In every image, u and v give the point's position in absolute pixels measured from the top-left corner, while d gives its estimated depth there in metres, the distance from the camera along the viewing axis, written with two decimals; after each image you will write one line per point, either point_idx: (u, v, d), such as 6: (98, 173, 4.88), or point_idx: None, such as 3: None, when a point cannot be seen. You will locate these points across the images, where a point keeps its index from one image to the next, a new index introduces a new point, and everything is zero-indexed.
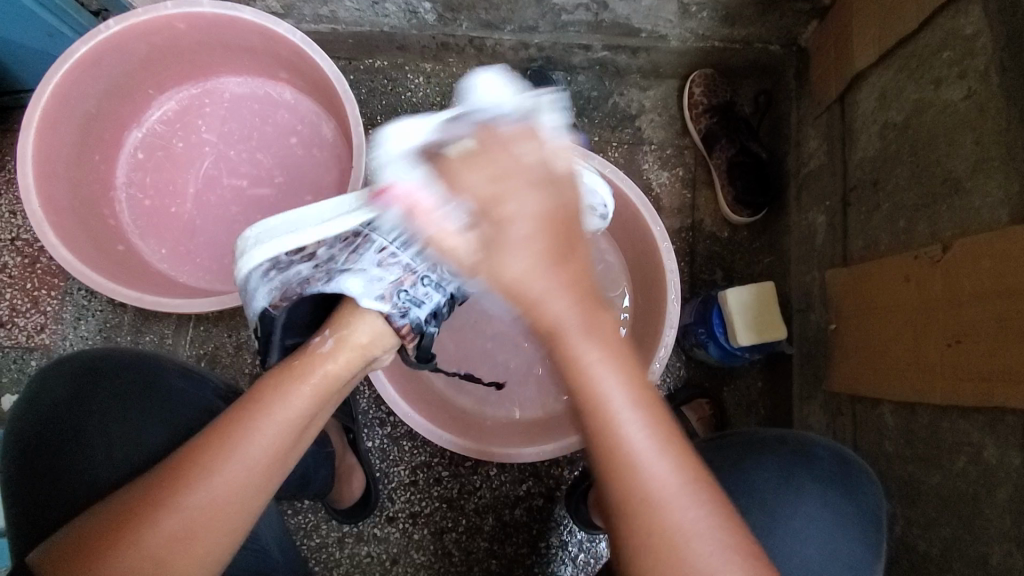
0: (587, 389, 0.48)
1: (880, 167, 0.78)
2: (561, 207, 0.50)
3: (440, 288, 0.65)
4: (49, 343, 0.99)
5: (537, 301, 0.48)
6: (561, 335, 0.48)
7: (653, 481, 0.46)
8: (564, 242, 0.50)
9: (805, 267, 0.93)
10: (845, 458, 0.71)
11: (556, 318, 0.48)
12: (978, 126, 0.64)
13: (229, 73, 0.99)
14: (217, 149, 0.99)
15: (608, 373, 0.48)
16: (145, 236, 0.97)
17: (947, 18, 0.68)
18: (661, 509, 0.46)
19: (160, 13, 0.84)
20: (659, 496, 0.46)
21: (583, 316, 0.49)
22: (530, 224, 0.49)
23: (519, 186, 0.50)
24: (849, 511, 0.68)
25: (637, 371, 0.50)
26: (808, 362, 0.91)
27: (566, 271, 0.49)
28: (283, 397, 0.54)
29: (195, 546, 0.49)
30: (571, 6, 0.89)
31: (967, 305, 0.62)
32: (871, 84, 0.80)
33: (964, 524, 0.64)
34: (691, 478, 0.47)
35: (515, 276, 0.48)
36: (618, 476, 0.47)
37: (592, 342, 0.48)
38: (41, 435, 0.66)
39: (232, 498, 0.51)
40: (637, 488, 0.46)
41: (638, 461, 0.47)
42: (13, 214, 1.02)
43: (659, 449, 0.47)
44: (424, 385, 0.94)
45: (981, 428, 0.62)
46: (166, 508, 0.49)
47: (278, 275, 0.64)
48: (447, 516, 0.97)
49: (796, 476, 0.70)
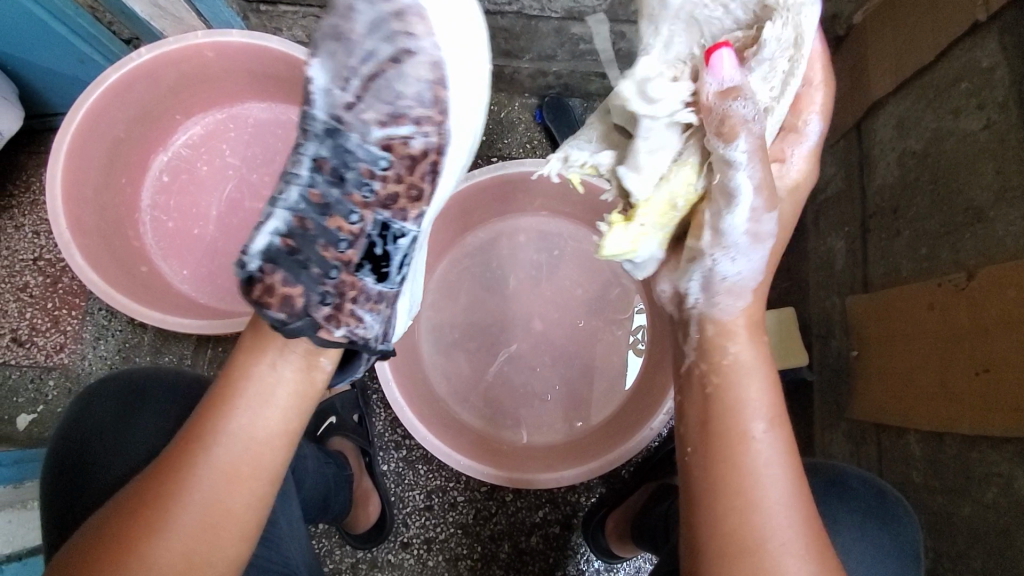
0: (731, 411, 0.55)
1: (900, 195, 0.78)
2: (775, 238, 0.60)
3: (257, 228, 0.58)
4: (68, 362, 1.00)
5: (732, 306, 0.59)
6: (731, 368, 0.57)
7: (769, 511, 0.52)
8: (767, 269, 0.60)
9: (825, 293, 0.93)
10: (880, 489, 0.69)
11: (724, 332, 0.58)
12: (998, 155, 0.64)
13: (253, 99, 1.01)
14: (239, 173, 1.01)
15: (754, 400, 0.56)
16: (168, 258, 0.98)
17: (963, 50, 0.69)
18: (760, 536, 0.51)
19: (190, 42, 0.86)
20: (773, 523, 0.52)
21: (759, 358, 0.58)
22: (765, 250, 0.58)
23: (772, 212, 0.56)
24: (874, 537, 0.67)
25: (786, 436, 0.55)
26: (829, 388, 0.90)
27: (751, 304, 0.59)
28: (244, 381, 0.57)
29: (204, 538, 0.54)
30: (589, 36, 0.91)
31: (993, 334, 0.62)
32: (888, 113, 0.81)
33: (996, 558, 0.62)
34: (800, 512, 0.53)
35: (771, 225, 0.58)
36: (735, 499, 0.53)
37: (752, 352, 0.58)
38: (66, 455, 0.65)
39: (222, 487, 0.54)
40: (757, 515, 0.52)
41: (764, 492, 0.53)
42: (37, 234, 1.04)
43: (785, 482, 0.53)
44: (443, 410, 0.94)
45: (1011, 459, 0.61)
46: (162, 510, 0.53)
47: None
48: (462, 542, 0.95)
49: (821, 501, 0.69)
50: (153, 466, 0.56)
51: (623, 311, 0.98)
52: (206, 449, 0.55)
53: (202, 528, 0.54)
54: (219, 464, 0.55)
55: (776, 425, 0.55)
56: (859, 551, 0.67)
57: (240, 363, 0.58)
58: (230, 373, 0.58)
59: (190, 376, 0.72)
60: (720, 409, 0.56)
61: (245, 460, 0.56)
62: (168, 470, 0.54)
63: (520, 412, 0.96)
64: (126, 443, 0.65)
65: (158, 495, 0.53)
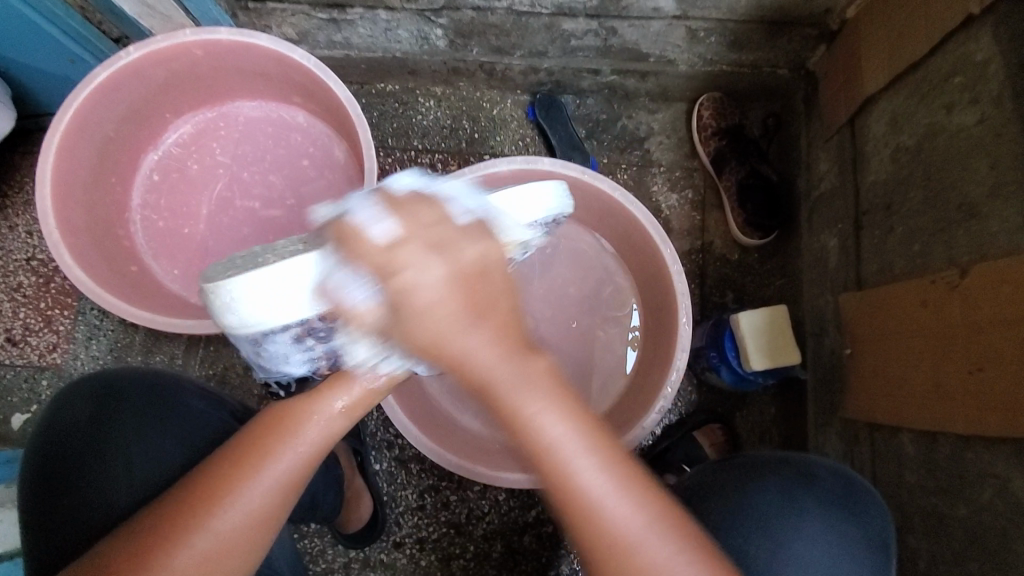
0: (536, 443, 0.48)
1: (893, 191, 0.78)
2: (476, 266, 0.47)
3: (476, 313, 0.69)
4: (60, 363, 1.00)
5: (512, 393, 0.47)
6: (493, 388, 0.48)
7: (621, 521, 0.48)
8: (473, 295, 0.46)
9: (819, 290, 0.93)
10: (849, 479, 0.70)
11: (486, 375, 0.47)
12: (993, 150, 0.63)
13: (243, 98, 1.01)
14: (230, 172, 1.01)
15: (555, 426, 0.48)
16: (158, 257, 0.98)
17: (957, 44, 0.68)
18: (632, 550, 0.48)
19: (178, 40, 0.86)
20: (630, 536, 0.48)
21: (517, 368, 0.48)
22: (451, 307, 0.45)
23: (429, 302, 0.45)
24: (852, 535, 0.67)
25: (619, 452, 0.51)
26: (823, 386, 0.90)
27: (490, 321, 0.47)
28: (305, 425, 0.53)
29: (228, 558, 0.51)
30: (580, 31, 0.90)
31: (988, 332, 0.61)
32: (881, 108, 0.80)
33: (990, 559, 0.61)
34: (658, 513, 0.49)
35: (463, 343, 0.46)
36: (577, 522, 0.49)
37: (531, 366, 0.49)
38: (40, 464, 0.65)
39: (257, 517, 0.51)
40: (607, 531, 0.48)
41: (602, 506, 0.48)
42: (30, 234, 1.03)
43: (620, 491, 0.49)
44: (433, 408, 0.93)
45: (1006, 458, 0.60)
46: (191, 530, 0.50)
47: (313, 343, 0.56)
48: (455, 542, 0.95)
49: (799, 498, 0.68)
50: (184, 484, 0.52)
51: (618, 309, 0.97)
52: (238, 483, 0.51)
53: (206, 564, 0.50)
54: (248, 502, 0.51)
55: (622, 466, 0.50)
56: (829, 543, 0.66)
57: (303, 401, 0.54)
58: (291, 407, 0.54)
59: (161, 376, 0.71)
60: (555, 488, 0.49)
61: (270, 502, 0.52)
62: (191, 494, 0.51)
63: None
64: (107, 446, 0.65)
65: (172, 522, 0.50)
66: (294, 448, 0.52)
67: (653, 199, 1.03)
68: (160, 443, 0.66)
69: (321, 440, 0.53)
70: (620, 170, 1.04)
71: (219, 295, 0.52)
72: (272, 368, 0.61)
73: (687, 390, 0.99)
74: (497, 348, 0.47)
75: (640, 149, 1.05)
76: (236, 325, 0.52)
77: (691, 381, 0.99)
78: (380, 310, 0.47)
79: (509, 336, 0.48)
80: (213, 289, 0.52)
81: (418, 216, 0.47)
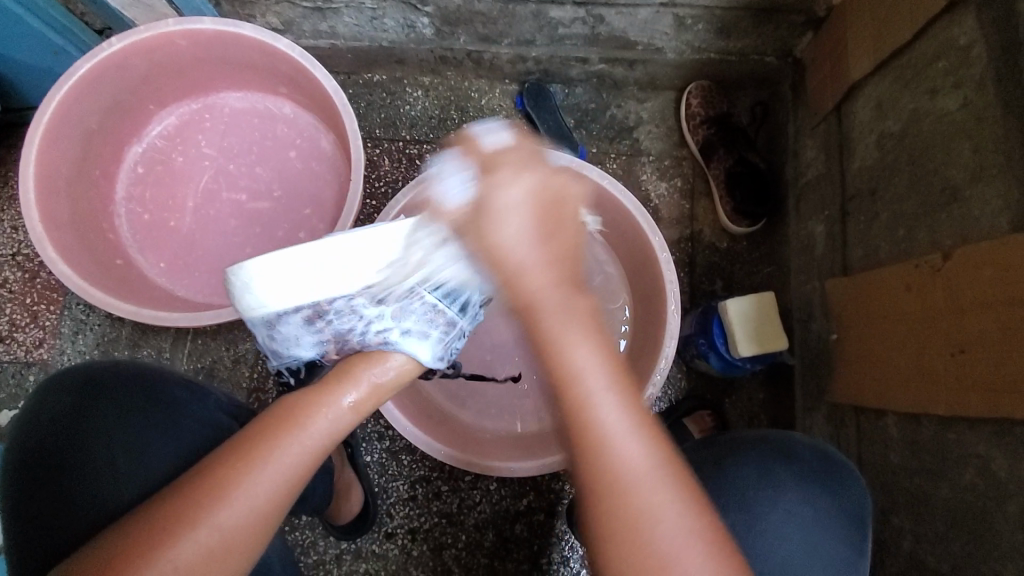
0: (563, 371, 0.49)
1: (878, 177, 0.78)
2: (559, 195, 0.51)
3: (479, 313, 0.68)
4: (47, 358, 0.99)
5: (543, 316, 0.49)
6: (536, 311, 0.49)
7: (628, 462, 0.47)
8: (552, 218, 0.50)
9: (806, 276, 0.93)
10: (826, 454, 0.71)
11: (535, 294, 0.49)
12: (975, 134, 0.64)
13: (228, 88, 1.00)
14: (216, 164, 1.00)
15: (587, 355, 0.49)
16: (144, 251, 0.97)
17: (941, 28, 0.68)
18: (630, 492, 0.47)
19: (161, 30, 0.84)
20: (631, 479, 0.47)
21: (562, 296, 0.50)
22: (524, 210, 0.49)
23: (515, 215, 0.49)
24: (829, 508, 0.68)
25: (637, 401, 0.50)
26: (811, 372, 0.90)
27: (554, 246, 0.50)
28: (315, 418, 0.54)
29: (226, 551, 0.50)
30: (568, 19, 0.90)
31: (971, 314, 0.61)
32: (867, 94, 0.81)
33: (973, 538, 0.62)
34: (664, 463, 0.48)
35: (508, 248, 0.49)
36: (585, 453, 0.48)
37: (576, 298, 0.50)
38: (23, 461, 0.65)
39: (259, 508, 0.51)
40: (608, 468, 0.47)
41: (614, 444, 0.48)
42: (14, 229, 1.02)
43: (635, 432, 0.48)
44: (423, 399, 0.93)
45: (988, 439, 0.61)
46: (188, 522, 0.49)
47: (326, 326, 0.56)
48: (446, 532, 0.95)
49: (775, 472, 0.69)
50: (183, 479, 0.52)
51: (608, 298, 0.97)
52: (244, 474, 0.51)
53: (203, 558, 0.49)
54: (253, 493, 0.51)
55: (637, 417, 0.49)
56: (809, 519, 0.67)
57: (310, 396, 0.55)
58: (296, 402, 0.55)
59: (143, 368, 0.71)
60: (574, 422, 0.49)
61: (276, 495, 0.52)
62: (194, 487, 0.51)
63: (501, 400, 0.96)
64: (92, 441, 0.65)
65: (169, 517, 0.49)
66: (303, 441, 0.53)
67: (643, 188, 1.03)
68: (145, 437, 0.66)
69: (329, 432, 0.55)
70: (609, 159, 1.04)
71: (233, 277, 0.52)
72: (284, 354, 0.61)
73: (677, 378, 0.99)
74: (558, 275, 0.50)
75: (629, 138, 1.05)
76: (253, 308, 0.52)
77: (681, 369, 0.99)
78: (467, 212, 0.52)
79: (565, 266, 0.50)
80: (227, 271, 0.52)
81: (529, 146, 0.54)
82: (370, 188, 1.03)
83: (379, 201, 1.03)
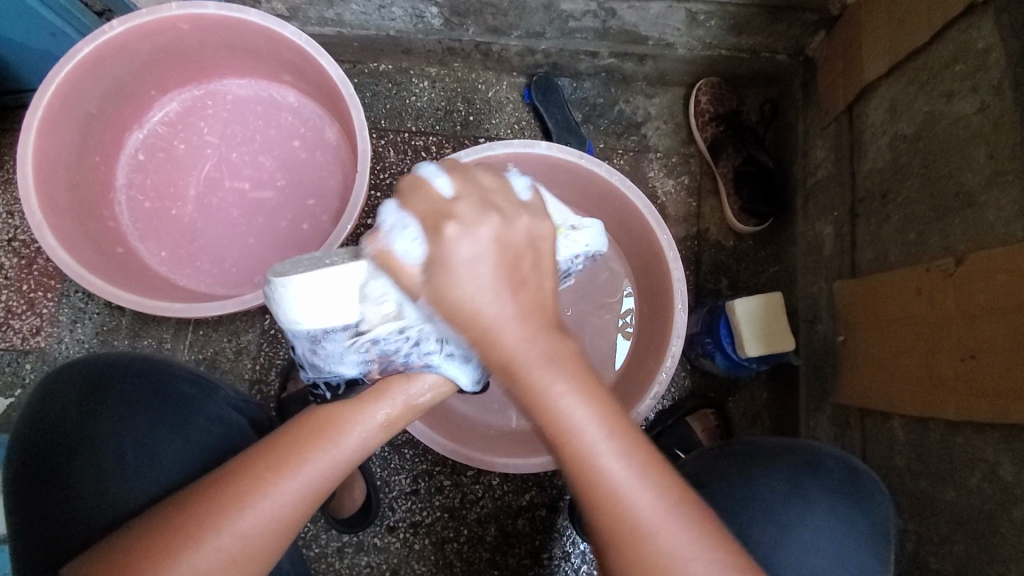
0: (559, 427, 0.48)
1: (890, 179, 0.78)
2: (514, 241, 0.48)
3: None
4: (44, 346, 0.98)
5: (518, 379, 0.47)
6: (516, 372, 0.47)
7: (638, 513, 0.48)
8: (515, 267, 0.47)
9: (813, 277, 0.93)
10: (852, 465, 0.71)
11: (513, 352, 0.47)
12: (991, 139, 0.64)
13: (231, 75, 0.98)
14: (219, 152, 0.98)
15: (577, 408, 0.48)
16: (145, 239, 0.95)
17: (959, 31, 0.68)
18: (650, 542, 0.47)
19: (164, 14, 0.83)
20: (643, 526, 0.47)
21: (541, 352, 0.47)
22: (485, 262, 0.46)
23: (481, 274, 0.46)
24: (856, 520, 0.68)
25: (641, 445, 0.50)
26: (815, 372, 0.91)
27: (525, 297, 0.48)
28: (345, 432, 0.57)
29: (247, 554, 0.51)
30: (579, 12, 0.89)
31: (981, 320, 0.62)
32: (880, 96, 0.80)
33: (978, 542, 0.63)
34: (676, 499, 0.49)
35: (477, 304, 0.46)
36: (592, 505, 0.48)
37: (562, 354, 0.48)
38: (29, 454, 0.64)
39: (281, 515, 0.52)
40: (625, 522, 0.48)
41: (620, 494, 0.48)
42: (10, 214, 1.00)
43: (638, 478, 0.48)
44: None
45: (996, 445, 0.61)
46: (212, 525, 0.50)
47: (371, 343, 0.56)
48: (448, 526, 0.95)
49: (804, 484, 0.69)
50: (206, 481, 0.53)
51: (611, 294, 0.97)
52: (271, 480, 0.52)
53: (220, 561, 0.50)
54: (278, 501, 0.52)
55: (643, 464, 0.49)
56: (817, 520, 0.68)
57: (342, 409, 0.58)
58: (328, 414, 0.57)
59: (148, 361, 0.69)
60: (578, 476, 0.48)
61: (297, 505, 0.53)
62: (219, 491, 0.52)
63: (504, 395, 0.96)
64: (98, 434, 0.64)
65: (190, 519, 0.50)
66: (333, 452, 0.55)
67: (650, 185, 1.03)
68: (152, 431, 0.65)
69: (357, 445, 0.57)
70: (617, 155, 1.03)
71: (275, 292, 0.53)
72: (323, 368, 0.59)
73: (680, 376, 0.99)
74: (535, 326, 0.47)
75: (637, 134, 1.04)
76: (297, 321, 0.53)
77: (685, 367, 1.00)
78: (420, 271, 0.48)
79: (539, 318, 0.48)
80: (271, 287, 0.54)
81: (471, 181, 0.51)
82: (375, 179, 1.02)
83: (384, 193, 1.02)
